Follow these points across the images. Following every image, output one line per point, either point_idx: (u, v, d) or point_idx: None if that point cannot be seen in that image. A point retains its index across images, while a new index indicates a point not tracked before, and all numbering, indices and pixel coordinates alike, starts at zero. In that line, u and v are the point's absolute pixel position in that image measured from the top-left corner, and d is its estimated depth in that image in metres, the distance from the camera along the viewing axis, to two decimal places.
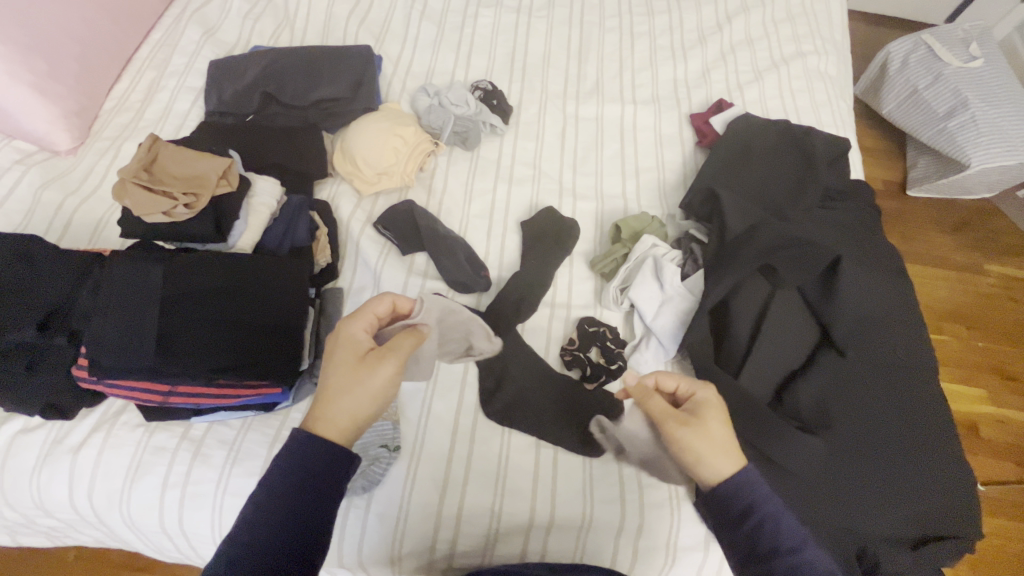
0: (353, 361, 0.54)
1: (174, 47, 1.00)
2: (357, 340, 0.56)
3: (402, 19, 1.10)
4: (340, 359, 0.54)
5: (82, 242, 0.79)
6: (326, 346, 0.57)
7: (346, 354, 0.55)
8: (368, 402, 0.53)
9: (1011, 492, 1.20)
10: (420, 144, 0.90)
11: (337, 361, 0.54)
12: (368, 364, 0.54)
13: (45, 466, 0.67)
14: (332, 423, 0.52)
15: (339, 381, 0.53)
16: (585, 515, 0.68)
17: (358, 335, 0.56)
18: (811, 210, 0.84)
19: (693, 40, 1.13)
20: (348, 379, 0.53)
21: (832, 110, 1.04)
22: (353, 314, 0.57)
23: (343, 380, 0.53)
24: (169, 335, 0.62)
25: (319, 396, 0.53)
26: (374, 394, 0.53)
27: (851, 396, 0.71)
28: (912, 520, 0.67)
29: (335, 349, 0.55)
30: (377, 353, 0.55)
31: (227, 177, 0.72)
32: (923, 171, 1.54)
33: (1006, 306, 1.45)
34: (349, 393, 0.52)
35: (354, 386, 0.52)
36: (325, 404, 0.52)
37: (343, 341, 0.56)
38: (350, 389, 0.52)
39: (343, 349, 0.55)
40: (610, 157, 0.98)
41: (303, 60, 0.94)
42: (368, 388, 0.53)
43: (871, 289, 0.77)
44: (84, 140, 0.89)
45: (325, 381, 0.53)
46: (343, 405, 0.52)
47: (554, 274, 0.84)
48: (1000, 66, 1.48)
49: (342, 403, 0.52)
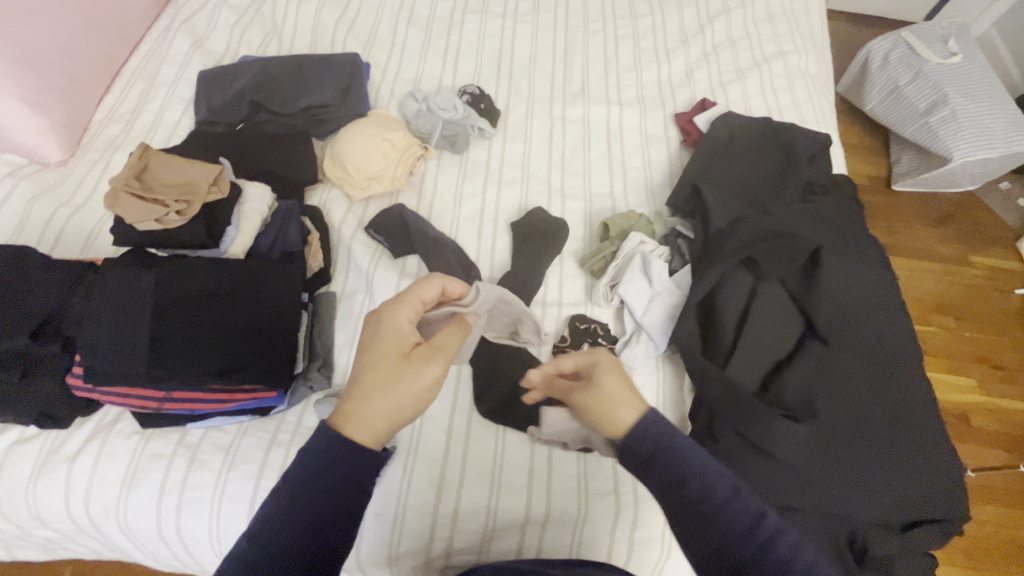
0: (400, 356, 0.54)
1: (162, 58, 1.01)
2: (402, 331, 0.56)
3: (389, 27, 1.12)
4: (382, 352, 0.54)
5: (74, 253, 0.79)
6: (368, 333, 0.56)
7: (392, 347, 0.55)
8: (413, 399, 0.52)
9: (1001, 478, 1.23)
10: (409, 149, 0.91)
11: (381, 353, 0.54)
12: (415, 360, 0.54)
13: (40, 476, 0.67)
14: (376, 418, 0.51)
15: (384, 375, 0.53)
16: (580, 509, 0.68)
17: (403, 326, 0.56)
18: (793, 204, 0.86)
19: (676, 42, 1.15)
20: (395, 374, 0.52)
21: (813, 107, 1.06)
22: (398, 302, 0.57)
23: (387, 376, 0.53)
24: (163, 341, 0.63)
25: (362, 388, 0.52)
26: (419, 391, 0.53)
27: (837, 384, 0.72)
28: (901, 505, 0.69)
29: (381, 340, 0.55)
30: (425, 349, 0.55)
31: (218, 185, 0.73)
32: (907, 166, 1.57)
33: (992, 296, 1.48)
34: (394, 390, 0.52)
35: (400, 383, 0.52)
36: (368, 397, 0.51)
37: (389, 331, 0.56)
38: (395, 385, 0.52)
39: (389, 341, 0.55)
40: (598, 158, 0.99)
41: (292, 68, 0.95)
42: (415, 386, 0.52)
43: (854, 278, 0.78)
44: (74, 152, 0.90)
45: (369, 372, 0.53)
46: (389, 401, 0.52)
47: (545, 273, 0.85)
48: (978, 62, 1.52)
49: (389, 398, 0.51)
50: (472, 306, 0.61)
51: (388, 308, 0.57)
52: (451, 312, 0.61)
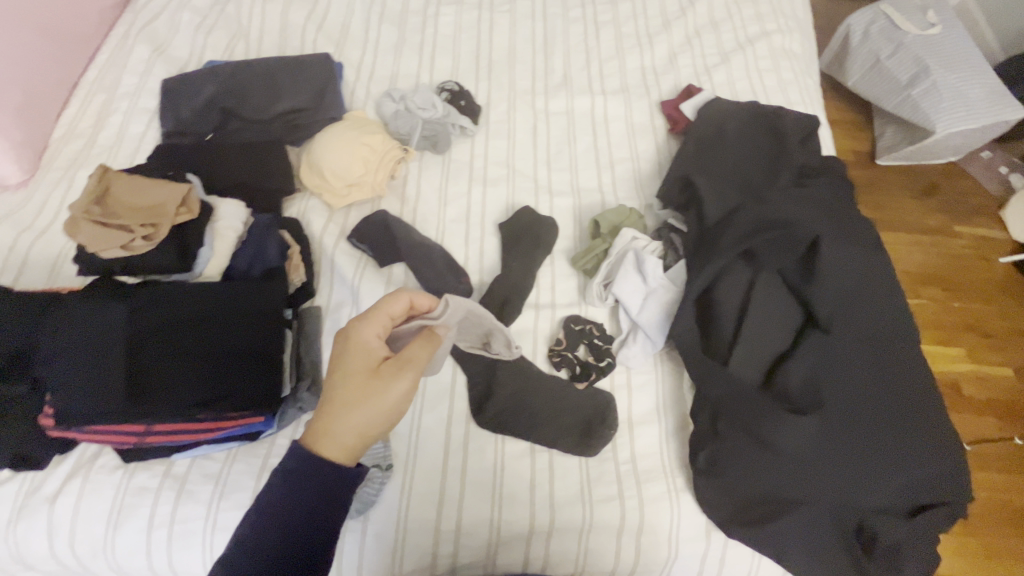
0: (367, 371, 0.52)
1: (123, 67, 0.96)
2: (370, 346, 0.54)
3: (361, 23, 1.07)
4: (350, 369, 0.52)
5: (40, 280, 0.75)
6: (338, 348, 0.54)
7: (359, 363, 0.53)
8: (382, 415, 0.51)
9: (997, 448, 1.24)
10: (389, 152, 0.88)
11: (348, 369, 0.52)
12: (384, 375, 0.52)
13: (21, 518, 0.64)
14: (344, 434, 0.50)
15: (351, 392, 0.51)
16: (585, 515, 0.67)
17: (370, 342, 0.54)
18: (787, 188, 0.83)
19: (658, 26, 1.12)
20: (362, 390, 0.51)
21: (800, 88, 1.04)
22: (364, 316, 0.55)
23: (357, 392, 0.51)
24: (139, 373, 0.60)
25: (331, 406, 0.51)
26: (388, 406, 0.51)
27: (839, 374, 0.71)
28: (907, 491, 0.68)
29: (347, 356, 0.53)
30: (392, 363, 0.53)
31: (187, 205, 0.69)
32: (891, 141, 1.57)
33: (979, 266, 1.48)
34: (362, 407, 0.50)
35: (369, 399, 0.50)
36: (335, 415, 0.50)
37: (355, 347, 0.54)
38: (363, 402, 0.50)
39: (356, 357, 0.53)
40: (584, 151, 0.97)
41: (260, 73, 0.91)
42: (383, 402, 0.51)
43: (850, 265, 0.77)
44: (34, 172, 0.85)
45: (337, 390, 0.51)
46: (358, 418, 0.50)
47: (536, 274, 0.83)
48: (958, 32, 1.50)
49: (359, 415, 0.50)
50: (442, 319, 0.59)
51: (355, 323, 0.55)
52: (421, 325, 0.58)
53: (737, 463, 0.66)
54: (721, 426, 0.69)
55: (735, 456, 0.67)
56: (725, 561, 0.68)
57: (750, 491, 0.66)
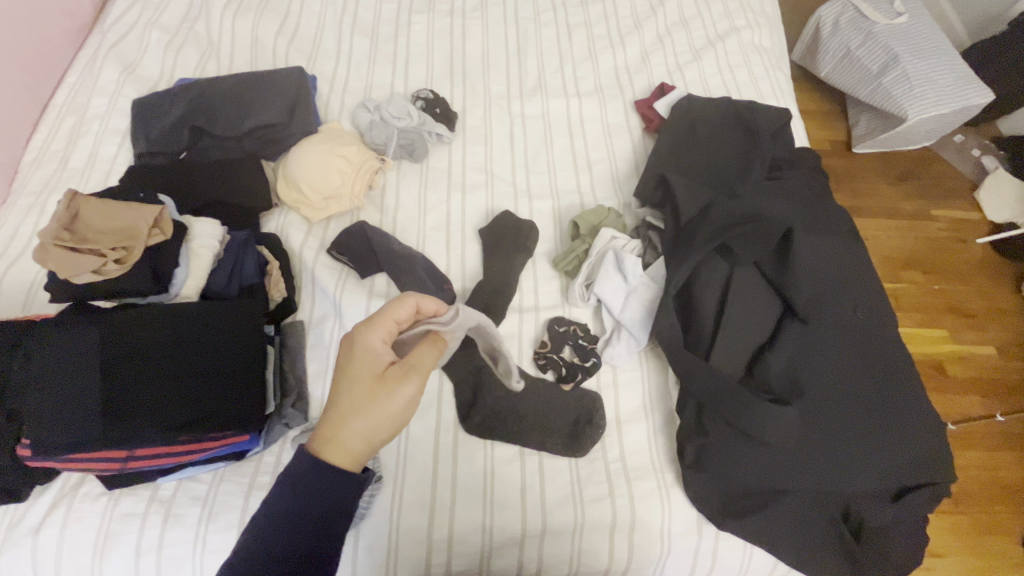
0: (373, 377, 0.52)
1: (91, 89, 0.95)
2: (375, 352, 0.54)
3: (333, 35, 1.07)
4: (357, 374, 0.52)
5: (14, 309, 0.74)
6: (342, 356, 0.54)
7: (365, 368, 0.53)
8: (388, 420, 0.51)
9: (982, 427, 1.26)
10: (365, 162, 0.87)
11: (355, 375, 0.52)
12: (390, 382, 0.52)
13: (3, 553, 0.62)
14: (352, 438, 0.50)
15: (358, 398, 0.51)
16: (577, 517, 0.67)
17: (375, 348, 0.54)
18: (759, 183, 0.85)
19: (630, 26, 1.13)
20: (370, 395, 0.51)
21: (770, 81, 1.06)
22: (370, 323, 0.55)
23: (362, 399, 0.51)
24: (119, 400, 0.59)
25: (339, 411, 0.51)
26: (395, 411, 0.51)
27: (819, 361, 0.72)
28: (891, 474, 0.69)
29: (354, 363, 0.53)
30: (398, 368, 0.53)
31: (160, 226, 0.68)
32: (866, 129, 1.59)
33: (956, 248, 1.51)
34: (369, 412, 0.50)
35: (375, 405, 0.50)
36: (342, 420, 0.50)
37: (361, 353, 0.54)
38: (371, 407, 0.50)
39: (362, 363, 0.53)
40: (561, 153, 0.97)
41: (232, 89, 0.90)
42: (390, 408, 0.51)
43: (824, 255, 0.79)
44: (5, 199, 0.84)
45: (344, 395, 0.51)
46: (364, 424, 0.50)
47: (518, 277, 0.83)
48: (924, 20, 1.53)
49: (366, 420, 0.50)
50: (448, 324, 0.58)
51: (360, 330, 0.55)
52: (427, 330, 0.57)
53: (724, 457, 0.67)
54: (706, 420, 0.69)
55: (721, 449, 0.67)
56: (717, 553, 0.68)
57: (739, 485, 0.67)
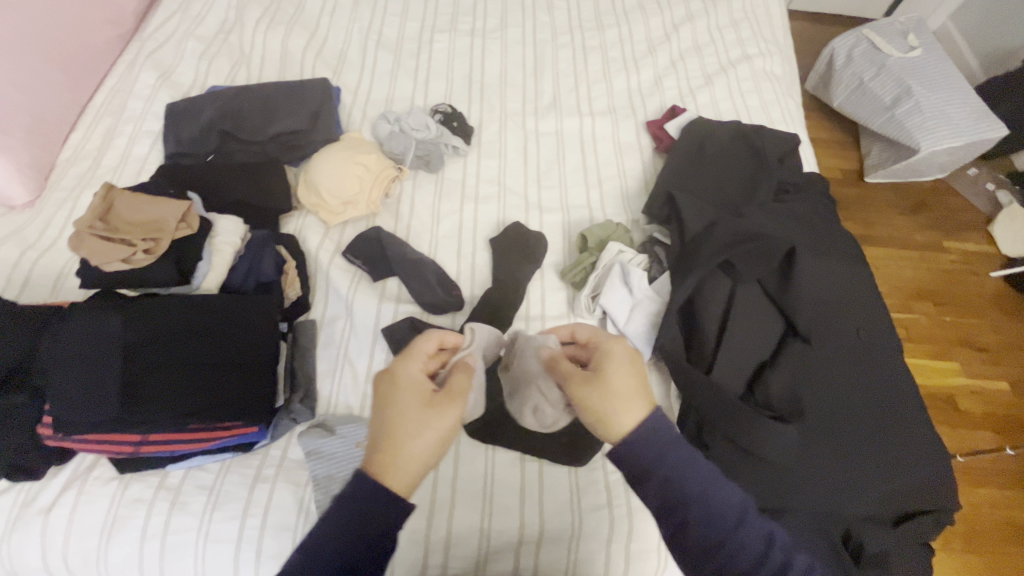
0: (421, 402, 0.52)
1: (129, 92, 1.00)
2: (417, 380, 0.54)
3: (359, 49, 1.12)
4: (405, 401, 0.51)
5: (42, 295, 0.77)
6: (381, 388, 0.53)
7: (410, 396, 0.52)
8: (441, 441, 0.50)
9: (992, 462, 1.24)
10: (383, 171, 0.91)
11: (401, 403, 0.51)
12: (438, 405, 0.51)
13: (15, 531, 0.64)
14: (409, 464, 0.49)
15: (410, 424, 0.50)
16: (574, 525, 0.68)
17: (415, 377, 0.54)
18: (765, 205, 0.87)
19: (644, 51, 1.17)
20: (420, 420, 0.50)
21: (780, 108, 1.09)
22: (405, 356, 0.56)
23: (415, 424, 0.50)
24: (135, 384, 0.61)
25: (392, 440, 0.50)
26: (446, 432, 0.51)
27: (817, 383, 0.74)
28: (889, 499, 0.70)
29: (395, 393, 0.52)
30: (444, 391, 0.53)
31: (186, 220, 0.72)
32: (878, 158, 1.60)
33: (969, 280, 1.51)
34: (423, 435, 0.50)
35: (431, 428, 0.50)
36: (396, 447, 0.49)
37: (403, 383, 0.53)
38: (424, 431, 0.50)
39: (407, 392, 0.52)
40: (573, 169, 1.00)
41: (260, 97, 0.94)
42: (442, 427, 0.50)
43: (823, 279, 0.80)
44: (40, 192, 0.87)
45: (394, 425, 0.50)
46: (421, 448, 0.50)
47: (526, 286, 0.85)
48: (938, 55, 1.56)
49: (424, 444, 0.50)
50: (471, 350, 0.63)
51: (395, 363, 0.55)
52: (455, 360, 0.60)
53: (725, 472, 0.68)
54: (706, 435, 0.70)
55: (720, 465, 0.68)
56: None
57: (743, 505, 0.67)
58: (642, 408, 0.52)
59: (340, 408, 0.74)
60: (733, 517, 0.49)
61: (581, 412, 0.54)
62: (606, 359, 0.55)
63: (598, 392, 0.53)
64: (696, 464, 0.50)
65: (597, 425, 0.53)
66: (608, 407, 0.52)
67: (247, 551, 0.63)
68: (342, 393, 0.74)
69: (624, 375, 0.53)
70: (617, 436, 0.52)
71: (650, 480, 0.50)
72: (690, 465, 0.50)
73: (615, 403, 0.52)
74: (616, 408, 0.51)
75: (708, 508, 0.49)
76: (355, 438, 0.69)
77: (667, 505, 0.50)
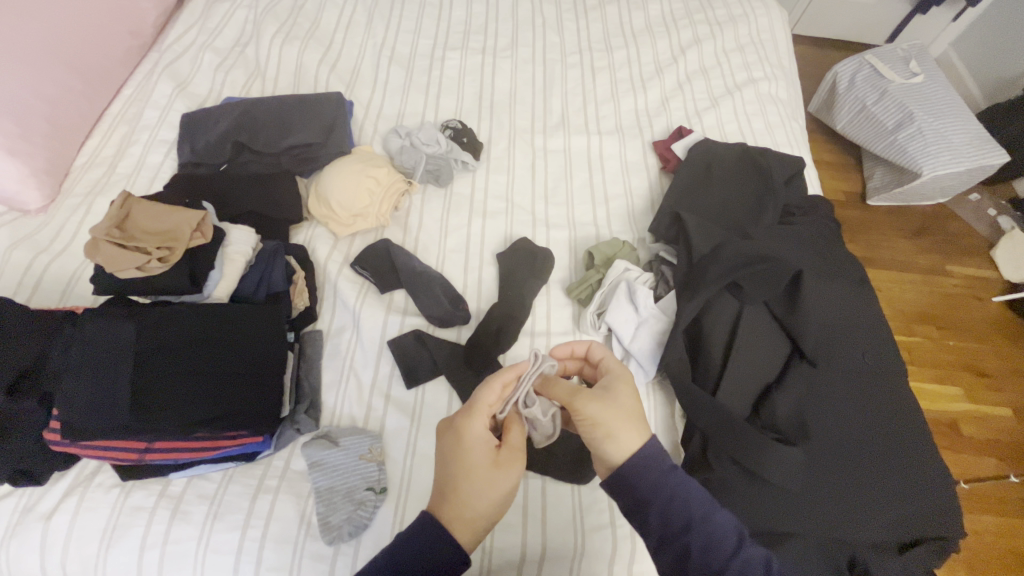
0: (489, 463, 0.53)
1: (146, 102, 1.02)
2: (481, 441, 0.54)
3: (372, 65, 1.14)
4: (471, 465, 0.53)
5: (52, 300, 0.78)
6: (449, 445, 0.54)
7: (477, 457, 0.53)
8: (505, 498, 0.53)
9: (995, 489, 1.23)
10: (394, 184, 0.92)
11: (468, 464, 0.53)
12: (502, 467, 0.54)
13: (14, 536, 0.64)
14: (477, 521, 0.53)
15: (478, 485, 0.52)
16: (576, 544, 0.67)
17: (479, 436, 0.54)
18: (771, 226, 0.88)
19: (652, 72, 1.19)
20: (486, 482, 0.53)
21: (785, 131, 1.10)
22: (470, 411, 0.55)
23: (480, 485, 0.52)
24: (143, 392, 0.61)
25: (462, 499, 0.52)
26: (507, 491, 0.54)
27: (823, 407, 0.74)
28: (898, 523, 0.70)
29: (462, 451, 0.53)
30: (506, 450, 0.55)
31: (201, 229, 0.72)
32: (881, 182, 1.62)
33: (973, 305, 1.51)
34: (489, 495, 0.53)
35: (495, 489, 0.53)
36: (465, 505, 0.52)
37: (470, 444, 0.54)
38: (490, 494, 0.53)
39: (473, 455, 0.53)
40: (580, 187, 1.01)
41: (274, 109, 0.96)
42: (506, 491, 0.53)
43: (830, 302, 0.80)
44: (54, 197, 0.88)
45: (463, 486, 0.52)
46: (486, 506, 0.53)
47: (532, 302, 0.85)
48: (940, 81, 1.58)
49: (489, 502, 0.52)
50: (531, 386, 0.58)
51: (459, 420, 0.55)
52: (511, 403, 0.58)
53: (730, 493, 0.67)
54: (712, 454, 0.69)
55: (726, 487, 0.67)
56: None
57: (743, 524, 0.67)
58: (640, 431, 0.54)
59: (344, 420, 0.74)
60: (732, 541, 0.50)
61: (581, 428, 0.55)
62: (616, 382, 0.57)
63: (609, 408, 0.54)
64: (692, 488, 0.52)
65: (596, 442, 0.54)
66: (613, 424, 0.53)
67: (246, 563, 0.63)
68: (346, 405, 0.75)
69: (629, 399, 0.55)
70: (614, 461, 0.53)
71: (649, 508, 0.51)
72: (689, 490, 0.52)
73: (620, 421, 0.53)
74: (618, 427, 0.53)
75: (709, 531, 0.49)
76: (359, 450, 0.70)
77: (669, 535, 0.50)
